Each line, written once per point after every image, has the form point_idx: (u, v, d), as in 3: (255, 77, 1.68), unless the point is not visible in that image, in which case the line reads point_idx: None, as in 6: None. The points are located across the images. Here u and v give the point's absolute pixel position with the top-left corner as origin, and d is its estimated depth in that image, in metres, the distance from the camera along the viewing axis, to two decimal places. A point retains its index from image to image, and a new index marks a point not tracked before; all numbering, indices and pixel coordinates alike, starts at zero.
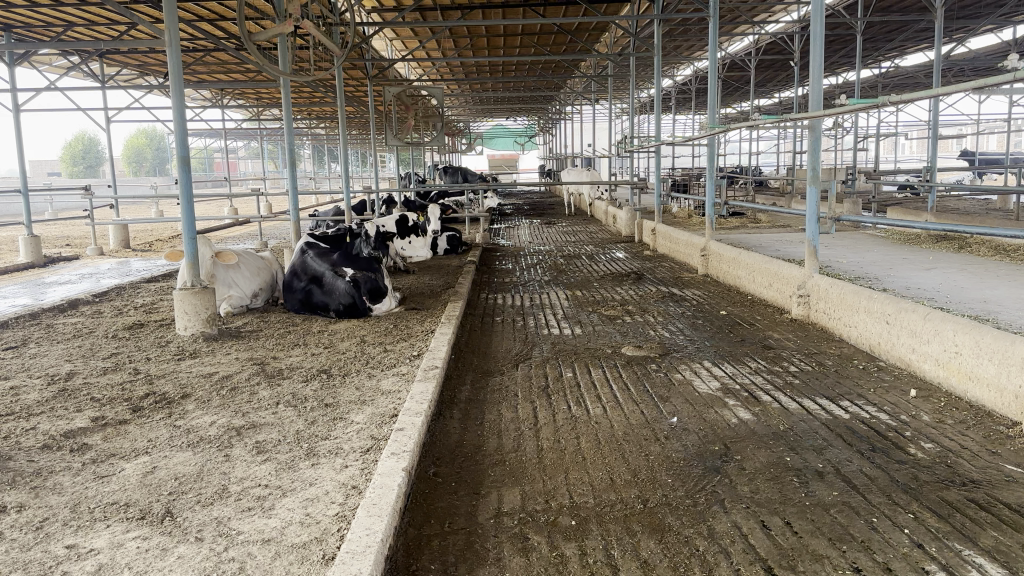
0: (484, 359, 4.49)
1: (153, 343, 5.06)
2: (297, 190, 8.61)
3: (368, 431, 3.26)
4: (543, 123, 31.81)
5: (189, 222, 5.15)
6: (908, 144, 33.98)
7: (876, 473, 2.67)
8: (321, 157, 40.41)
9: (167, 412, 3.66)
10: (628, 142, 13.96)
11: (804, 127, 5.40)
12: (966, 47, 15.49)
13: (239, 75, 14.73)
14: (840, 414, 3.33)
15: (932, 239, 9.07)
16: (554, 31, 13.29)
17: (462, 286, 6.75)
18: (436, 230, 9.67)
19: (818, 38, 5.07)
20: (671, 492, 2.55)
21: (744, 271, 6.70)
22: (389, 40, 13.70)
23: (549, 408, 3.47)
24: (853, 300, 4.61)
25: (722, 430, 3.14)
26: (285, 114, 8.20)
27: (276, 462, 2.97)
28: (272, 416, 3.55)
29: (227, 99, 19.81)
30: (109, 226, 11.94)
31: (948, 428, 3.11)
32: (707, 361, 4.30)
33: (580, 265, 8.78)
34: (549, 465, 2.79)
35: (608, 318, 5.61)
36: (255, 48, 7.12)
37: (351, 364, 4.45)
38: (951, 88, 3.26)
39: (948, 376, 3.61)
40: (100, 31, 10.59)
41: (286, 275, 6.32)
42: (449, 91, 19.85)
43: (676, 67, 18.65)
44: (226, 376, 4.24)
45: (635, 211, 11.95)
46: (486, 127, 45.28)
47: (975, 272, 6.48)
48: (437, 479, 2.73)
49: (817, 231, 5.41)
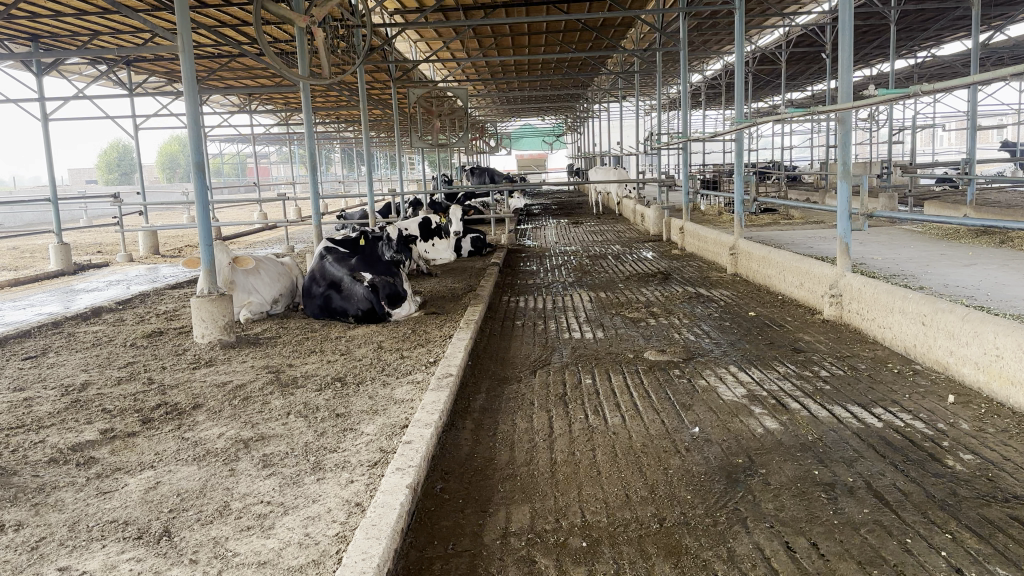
0: (503, 365, 4.37)
1: (170, 351, 5.01)
2: (318, 194, 8.54)
3: (377, 443, 3.16)
4: (572, 123, 31.68)
5: (205, 228, 5.08)
6: (946, 136, 33.25)
7: (911, 488, 2.50)
8: (350, 160, 40.73)
9: (176, 424, 3.59)
10: (656, 139, 13.76)
11: (835, 120, 5.17)
12: (1007, 34, 15.02)
13: (265, 80, 14.78)
14: (874, 422, 3.15)
15: (971, 234, 8.77)
16: (579, 28, 13.10)
17: (483, 290, 6.64)
18: (460, 232, 9.57)
19: (847, 28, 4.86)
20: (690, 511, 2.40)
21: (774, 269, 6.50)
22: (414, 42, 13.66)
23: (565, 418, 3.34)
24: (887, 301, 4.41)
25: (746, 441, 2.99)
26: (306, 118, 8.13)
27: (280, 477, 2.87)
28: (281, 427, 3.46)
29: (256, 104, 19.94)
30: (139, 233, 12.03)
31: (989, 437, 2.92)
32: (733, 366, 4.13)
33: (605, 266, 8.62)
34: (562, 480, 2.66)
35: (631, 321, 5.45)
36: (272, 51, 7.06)
37: (367, 371, 4.36)
38: (989, 76, 3.04)
39: (989, 380, 3.40)
40: (125, 38, 10.64)
41: (305, 280, 6.26)
42: (475, 91, 19.73)
43: (706, 62, 18.38)
44: (239, 386, 4.16)
45: (663, 209, 11.75)
46: (515, 127, 45.27)
47: (1016, 269, 6.22)
48: (442, 496, 2.62)
49: (849, 227, 5.21)
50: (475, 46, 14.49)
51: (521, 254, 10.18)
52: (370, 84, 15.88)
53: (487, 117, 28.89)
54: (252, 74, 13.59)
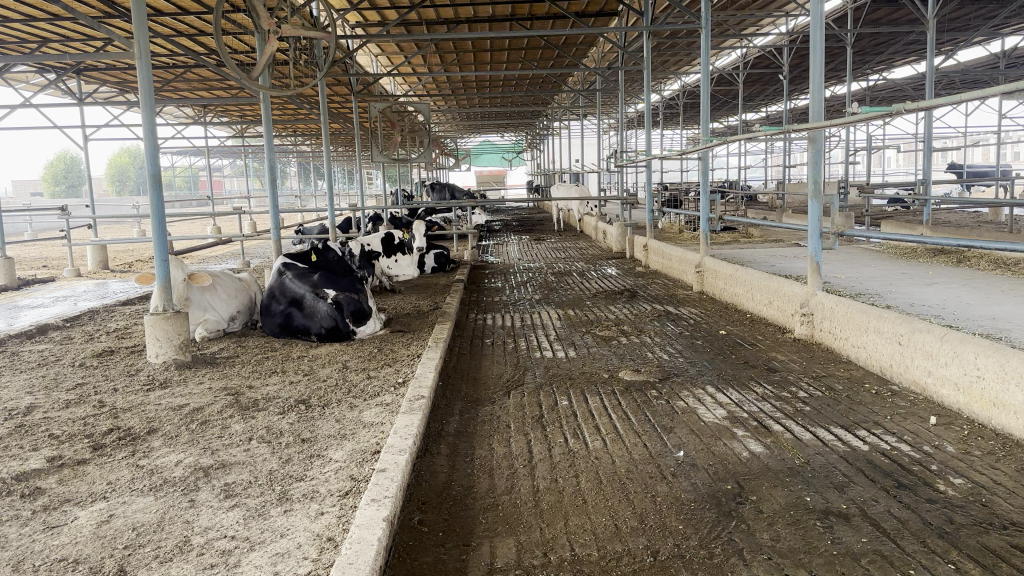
0: (474, 386, 4.23)
1: (122, 372, 4.76)
2: (277, 209, 8.30)
3: (347, 470, 3.00)
4: (531, 140, 31.83)
5: (161, 243, 4.85)
6: (894, 158, 34.14)
7: (907, 516, 2.42)
8: (307, 174, 40.35)
9: (130, 451, 3.37)
10: (617, 157, 13.78)
11: (804, 139, 5.15)
12: (955, 59, 15.45)
13: (221, 91, 14.48)
14: (860, 445, 3.08)
15: (929, 254, 8.91)
16: (541, 46, 13.12)
17: (449, 307, 6.50)
18: (423, 248, 9.42)
19: (818, 48, 4.86)
20: (683, 542, 2.30)
21: (742, 288, 6.48)
22: (374, 56, 13.54)
23: (544, 441, 3.22)
24: (862, 319, 4.39)
25: (734, 466, 2.89)
26: (264, 131, 7.88)
27: (244, 509, 2.69)
28: (243, 454, 3.27)
29: (211, 116, 19.56)
30: (87, 247, 11.64)
31: (976, 460, 2.87)
32: (709, 387, 4.05)
33: (570, 283, 8.55)
34: (547, 510, 2.54)
35: (602, 340, 5.36)
36: (233, 62, 6.86)
37: (332, 393, 4.18)
38: (966, 95, 3.02)
39: (970, 402, 3.38)
40: (76, 46, 10.30)
41: (264, 297, 6.04)
42: (435, 107, 19.60)
43: (665, 81, 18.59)
44: (197, 409, 3.95)
45: (626, 227, 11.74)
46: (474, 143, 45.48)
47: (978, 288, 6.29)
48: (421, 528, 2.47)
49: (819, 246, 5.20)
50: (436, 62, 14.41)
51: (485, 270, 10.07)
52: (329, 98, 15.68)
53: (447, 133, 28.88)
54: (207, 85, 13.30)
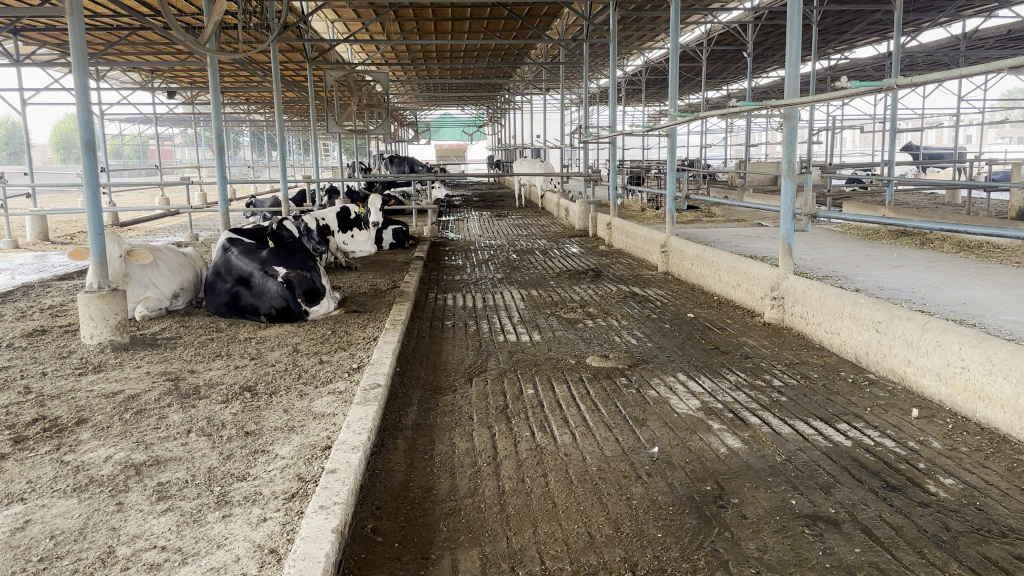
0: (434, 372, 4.00)
1: (53, 354, 4.43)
2: (225, 181, 7.87)
3: (294, 469, 2.74)
4: (493, 114, 31.43)
5: (95, 216, 4.49)
6: (851, 138, 34.44)
7: (900, 522, 2.25)
8: (262, 145, 39.35)
9: (55, 444, 3.06)
10: (581, 133, 13.52)
11: (780, 116, 4.98)
12: (917, 41, 15.48)
13: (170, 57, 13.84)
14: (842, 441, 2.92)
15: (892, 235, 8.90)
16: (505, 16, 12.80)
17: (407, 286, 6.23)
18: (380, 224, 9.10)
19: (795, 20, 4.67)
20: (664, 553, 2.10)
21: (709, 269, 6.33)
22: (331, 21, 13.07)
23: (510, 436, 3.00)
24: (836, 306, 4.24)
25: (711, 464, 2.71)
26: (213, 97, 7.41)
27: (178, 514, 2.43)
28: (179, 449, 2.99)
29: (160, 83, 18.79)
30: (26, 217, 11.05)
31: (965, 458, 2.73)
32: (681, 375, 3.86)
33: (533, 261, 8.34)
34: (513, 517, 2.32)
35: (567, 322, 5.15)
36: (179, 24, 6.39)
37: (281, 379, 3.91)
38: (963, 70, 2.83)
39: (953, 393, 3.23)
40: (12, 1, 9.67)
41: (209, 274, 5.71)
42: (394, 77, 19.12)
43: (629, 57, 18.39)
44: (132, 397, 3.64)
45: (589, 204, 11.54)
46: (435, 115, 45.29)
47: (943, 271, 6.24)
48: (375, 539, 2.24)
49: (791, 227, 5.03)
50: (396, 30, 13.99)
51: (445, 247, 9.80)
52: (284, 64, 15.18)
53: (407, 105, 28.34)
54: (153, 48, 12.71)
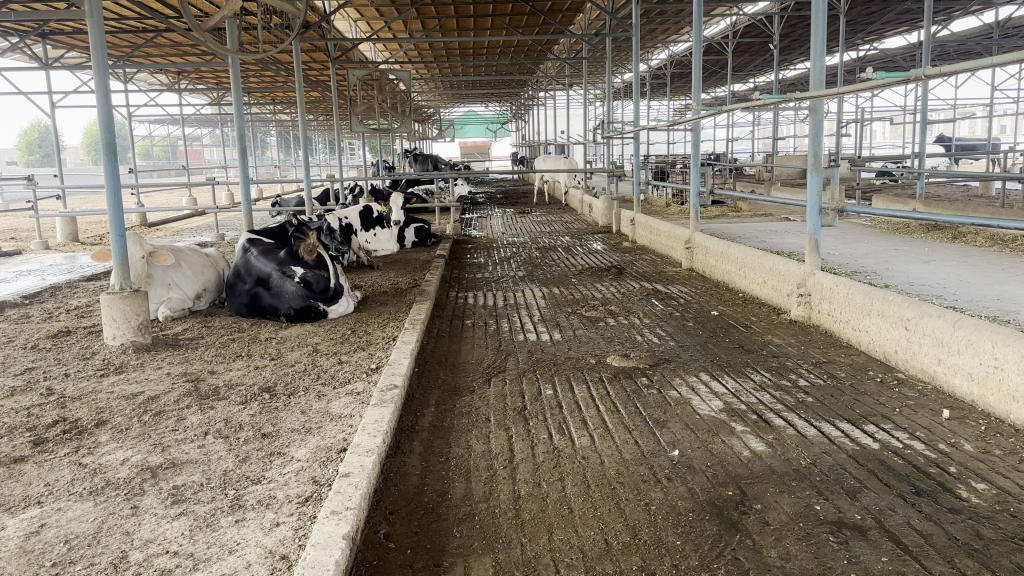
0: (453, 372, 3.96)
1: (75, 355, 4.45)
2: (248, 181, 7.88)
3: (308, 472, 2.72)
4: (516, 110, 31.37)
5: (116, 217, 4.50)
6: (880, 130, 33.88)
7: (929, 529, 2.17)
8: (287, 145, 39.60)
9: (74, 446, 3.06)
10: (604, 128, 13.40)
11: (805, 109, 4.87)
12: (949, 30, 15.15)
13: (194, 58, 13.93)
14: (869, 443, 2.83)
15: (923, 228, 8.71)
16: (526, 12, 12.73)
17: (428, 285, 6.20)
18: (402, 222, 9.08)
19: (819, 10, 4.56)
20: (682, 562, 2.04)
21: (734, 266, 6.22)
22: (353, 19, 13.08)
23: (527, 438, 2.95)
24: (864, 302, 4.14)
25: (734, 467, 2.65)
26: (235, 98, 7.41)
27: (191, 518, 2.41)
28: (196, 451, 2.97)
29: (185, 84, 18.96)
30: (54, 218, 11.17)
31: (998, 461, 2.63)
32: (703, 375, 3.79)
33: (555, 258, 8.28)
34: (529, 522, 2.28)
35: (589, 321, 5.09)
36: (200, 26, 6.39)
37: (300, 380, 3.89)
38: (995, 59, 2.72)
39: (985, 393, 3.14)
40: (38, 6, 9.77)
41: (230, 275, 5.73)
42: (417, 75, 19.14)
43: (653, 50, 18.22)
44: (151, 398, 3.65)
45: (612, 200, 11.45)
46: (459, 112, 45.28)
47: (976, 265, 6.08)
48: (388, 545, 2.20)
49: (818, 222, 4.92)
50: (418, 27, 13.98)
51: (468, 244, 9.77)
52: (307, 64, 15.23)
53: (431, 102, 28.35)
54: (177, 49, 12.79)
